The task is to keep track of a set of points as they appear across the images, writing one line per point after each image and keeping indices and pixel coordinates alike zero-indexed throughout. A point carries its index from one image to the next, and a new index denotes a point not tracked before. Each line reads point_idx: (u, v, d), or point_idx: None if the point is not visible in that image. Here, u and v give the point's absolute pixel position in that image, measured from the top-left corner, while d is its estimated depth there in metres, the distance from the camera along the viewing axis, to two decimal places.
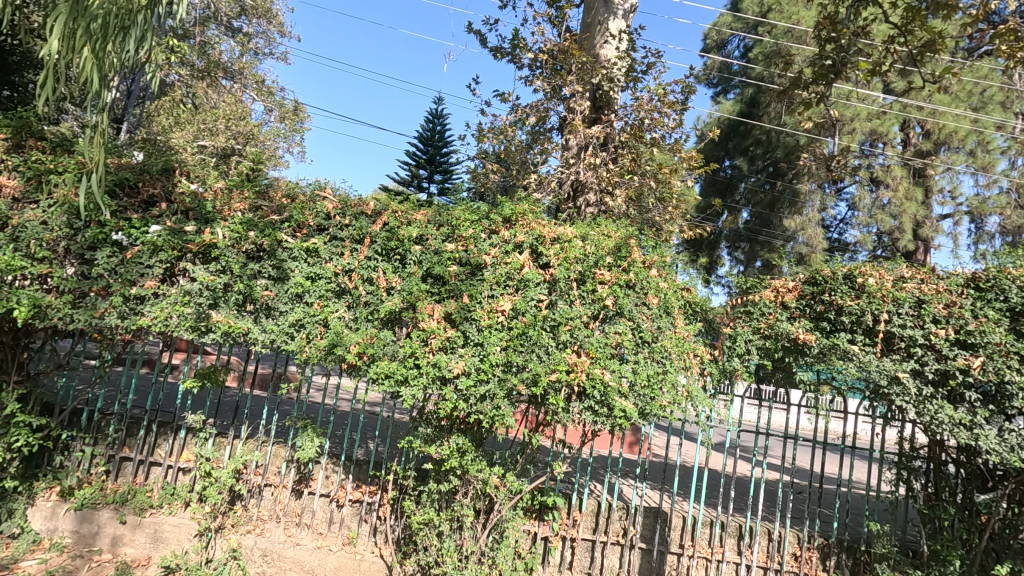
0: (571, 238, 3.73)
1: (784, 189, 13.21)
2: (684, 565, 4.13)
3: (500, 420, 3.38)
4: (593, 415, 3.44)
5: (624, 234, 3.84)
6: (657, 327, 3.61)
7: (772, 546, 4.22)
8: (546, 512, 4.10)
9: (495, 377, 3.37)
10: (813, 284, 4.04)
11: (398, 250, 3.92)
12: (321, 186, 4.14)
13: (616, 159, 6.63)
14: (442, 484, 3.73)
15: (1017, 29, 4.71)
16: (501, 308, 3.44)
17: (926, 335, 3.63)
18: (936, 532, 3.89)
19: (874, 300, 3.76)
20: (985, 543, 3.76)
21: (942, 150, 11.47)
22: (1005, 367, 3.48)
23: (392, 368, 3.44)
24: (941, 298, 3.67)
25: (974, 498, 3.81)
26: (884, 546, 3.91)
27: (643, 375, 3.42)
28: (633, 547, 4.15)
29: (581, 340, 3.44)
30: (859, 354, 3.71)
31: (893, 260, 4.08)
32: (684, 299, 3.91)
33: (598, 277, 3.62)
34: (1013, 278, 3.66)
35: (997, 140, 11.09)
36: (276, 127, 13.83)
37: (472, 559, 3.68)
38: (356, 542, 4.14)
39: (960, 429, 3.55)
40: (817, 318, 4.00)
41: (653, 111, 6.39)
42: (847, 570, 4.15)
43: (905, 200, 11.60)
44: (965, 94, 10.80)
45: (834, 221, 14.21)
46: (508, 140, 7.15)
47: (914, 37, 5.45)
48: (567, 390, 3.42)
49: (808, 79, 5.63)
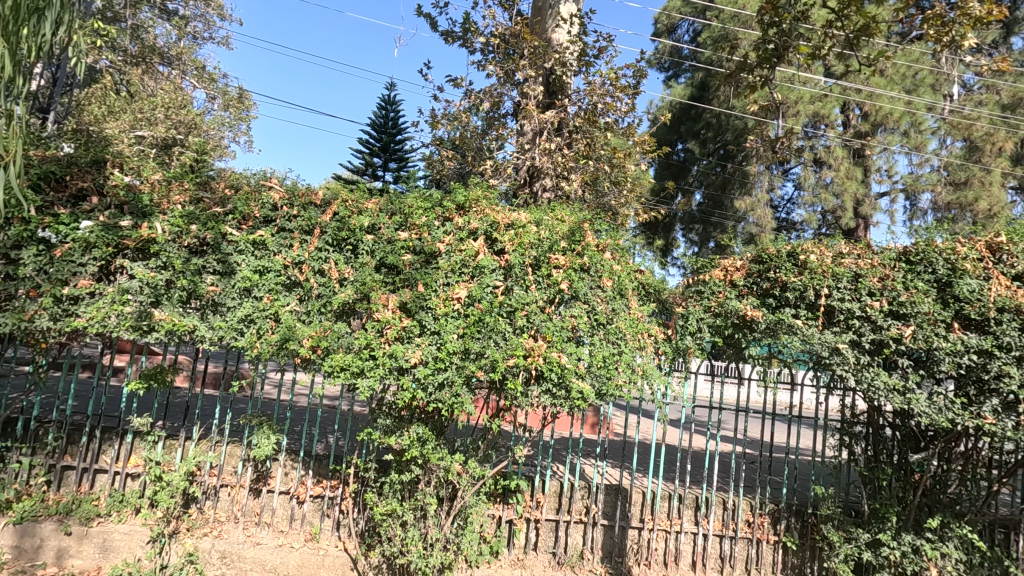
0: (525, 224, 3.75)
1: (735, 170, 13.66)
2: (644, 538, 4.30)
3: (459, 406, 3.38)
4: (552, 398, 3.48)
5: (577, 218, 3.88)
6: (612, 309, 3.67)
7: (727, 515, 4.38)
8: (510, 495, 4.16)
9: (454, 365, 3.37)
10: (759, 263, 4.21)
11: (350, 240, 3.83)
12: (267, 177, 4.00)
13: (570, 144, 6.70)
14: (404, 474, 3.73)
15: (943, 15, 4.93)
16: (456, 295, 3.40)
17: (863, 307, 3.81)
18: (875, 492, 4.12)
19: (816, 276, 3.93)
20: (918, 500, 4.01)
21: (879, 132, 12.15)
22: (934, 334, 3.66)
23: (348, 360, 3.39)
24: (876, 272, 3.86)
25: (909, 459, 4.06)
26: (828, 508, 4.15)
27: (599, 357, 3.48)
28: (596, 524, 4.27)
29: (538, 324, 3.45)
30: (803, 328, 3.85)
31: (833, 237, 4.26)
32: (637, 281, 4.00)
33: (553, 262, 3.63)
34: (940, 251, 3.87)
35: (928, 122, 11.75)
36: (220, 116, 13.25)
37: (437, 546, 3.72)
38: (318, 537, 4.10)
39: (893, 394, 3.73)
40: (763, 295, 4.16)
41: (605, 96, 6.49)
42: (796, 533, 4.38)
43: (846, 180, 11.98)
44: (900, 78, 11.63)
45: (781, 201, 14.75)
46: (463, 126, 7.08)
47: (851, 22, 5.64)
48: (525, 374, 3.43)
49: (753, 63, 5.75)
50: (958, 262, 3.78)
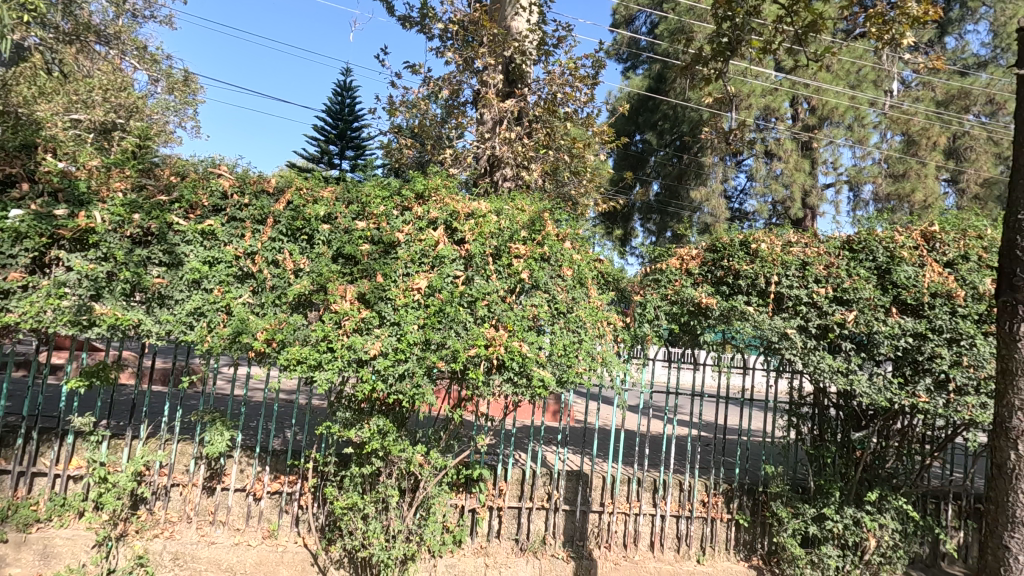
0: (485, 213, 3.74)
1: (691, 162, 13.95)
2: (604, 521, 4.40)
3: (420, 397, 3.36)
4: (513, 386, 3.49)
5: (537, 208, 3.90)
6: (572, 298, 3.71)
7: (683, 496, 4.53)
8: (472, 485, 4.18)
9: (414, 356, 3.34)
10: (713, 252, 4.34)
11: (305, 230, 3.72)
12: (216, 164, 3.83)
13: (530, 134, 6.70)
14: (365, 467, 3.69)
15: (884, 13, 5.15)
16: (416, 286, 3.38)
17: (810, 294, 3.98)
18: (820, 469, 4.34)
19: (766, 264, 4.07)
20: (859, 475, 4.24)
21: (825, 125, 12.40)
22: (873, 319, 3.85)
23: (305, 353, 3.30)
24: (821, 260, 4.04)
25: (851, 437, 4.29)
26: (778, 486, 4.35)
27: (560, 345, 3.52)
28: (558, 510, 4.34)
29: (498, 314, 3.45)
30: (754, 314, 3.99)
31: (782, 226, 4.42)
32: (596, 271, 4.05)
33: (513, 252, 3.63)
34: (880, 240, 4.08)
35: (870, 117, 12.31)
36: (164, 99, 12.59)
37: (399, 538, 3.71)
38: (277, 534, 4.01)
39: (838, 376, 3.90)
40: (717, 283, 4.29)
41: (565, 86, 6.52)
42: (748, 511, 4.57)
43: (795, 172, 12.44)
44: (844, 73, 12.13)
45: (734, 191, 15.19)
46: (422, 114, 6.96)
47: (800, 18, 5.82)
48: (487, 363, 3.43)
49: (707, 56, 5.87)
50: (896, 250, 3.99)
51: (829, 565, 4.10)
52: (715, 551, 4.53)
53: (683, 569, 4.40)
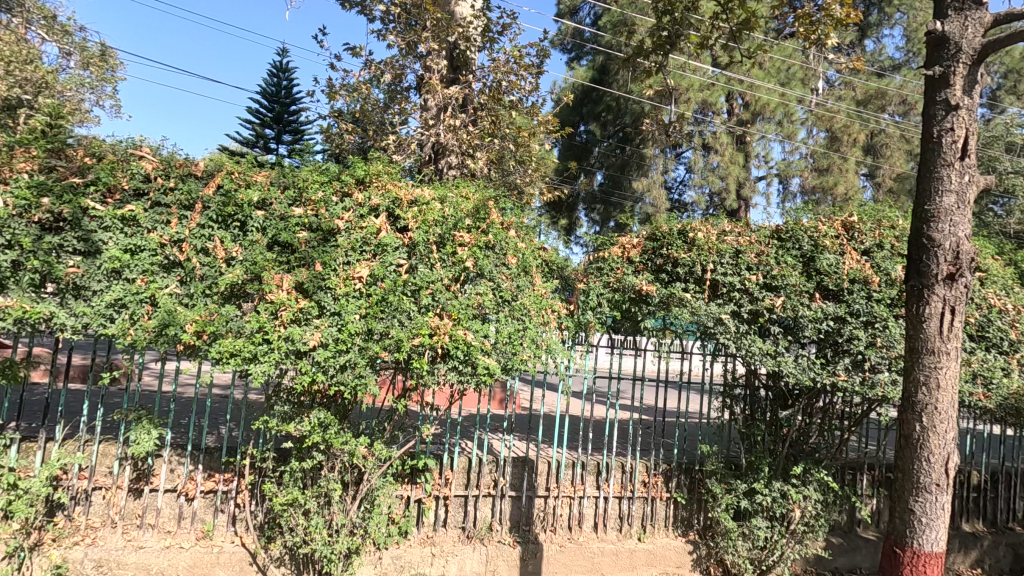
0: (429, 201, 3.69)
1: (632, 153, 14.34)
2: (549, 505, 4.48)
3: (363, 388, 3.29)
4: (458, 375, 3.47)
5: (482, 196, 3.88)
6: (516, 286, 3.73)
7: (625, 477, 4.67)
8: (418, 475, 4.14)
9: (356, 346, 3.26)
10: (653, 241, 4.49)
11: (237, 217, 3.53)
12: (136, 144, 3.57)
13: (475, 122, 6.65)
14: (305, 461, 3.58)
15: (811, 14, 5.43)
16: (357, 275, 3.29)
17: (742, 281, 4.17)
18: (751, 446, 4.58)
19: (703, 252, 4.23)
20: (786, 450, 4.51)
21: (759, 121, 13.11)
22: (799, 304, 4.08)
23: (239, 346, 3.15)
24: (752, 249, 4.26)
25: (779, 415, 4.55)
26: (712, 464, 4.57)
27: (505, 333, 3.53)
28: (504, 496, 4.38)
29: (443, 303, 3.41)
30: (691, 301, 4.14)
31: (718, 217, 4.61)
32: (541, 259, 4.08)
33: (458, 240, 3.61)
34: (805, 230, 4.34)
35: (798, 113, 12.99)
36: (77, 75, 11.61)
37: (343, 531, 3.65)
38: (211, 535, 3.84)
39: (767, 359, 4.11)
40: (657, 271, 4.43)
41: (510, 74, 6.50)
42: (685, 489, 4.78)
43: (730, 164, 12.96)
44: (774, 71, 12.82)
45: (675, 182, 15.60)
46: (364, 98, 6.76)
47: (734, 15, 6.05)
48: (431, 352, 3.40)
49: (648, 49, 6.00)
50: (820, 239, 4.25)
51: (759, 536, 4.36)
52: (655, 529, 4.71)
53: (625, 547, 4.56)
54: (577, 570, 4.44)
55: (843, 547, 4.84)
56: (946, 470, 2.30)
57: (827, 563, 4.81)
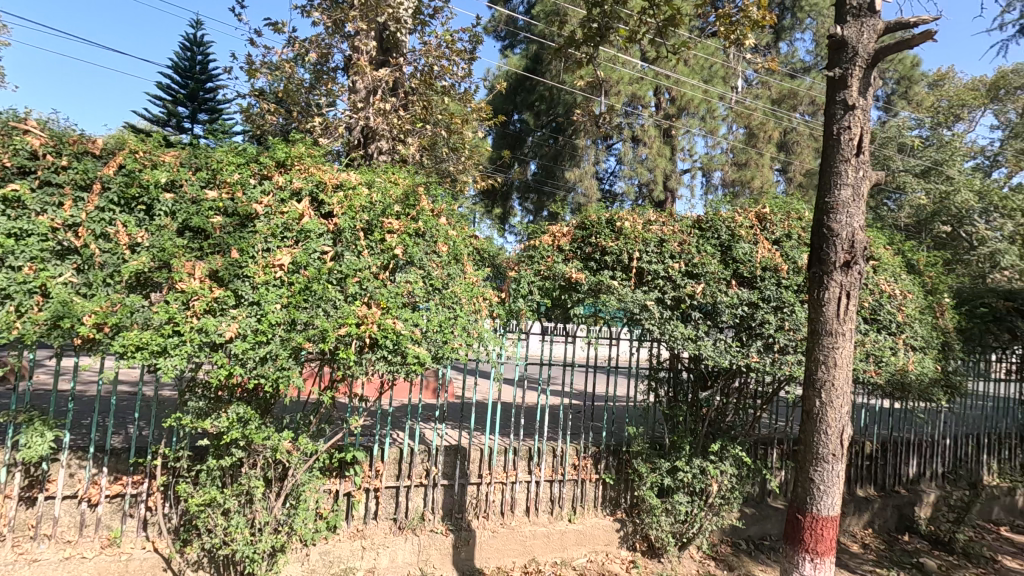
0: (356, 185, 3.56)
1: (565, 144, 14.49)
2: (482, 492, 4.51)
3: (286, 380, 3.16)
4: (388, 364, 3.39)
5: (411, 182, 3.81)
6: (447, 274, 3.69)
7: (556, 461, 4.78)
8: (347, 468, 4.04)
9: (278, 337, 3.12)
10: (582, 230, 4.61)
11: (142, 199, 3.26)
12: (19, 118, 3.21)
13: (406, 106, 6.50)
14: (224, 459, 3.40)
15: (730, 15, 5.69)
16: (278, 262, 3.14)
17: (666, 269, 4.34)
18: (674, 426, 4.81)
19: (629, 241, 4.38)
20: (705, 429, 4.78)
21: (683, 115, 13.56)
22: (718, 290, 4.30)
23: (145, 339, 2.93)
24: (675, 238, 4.44)
25: (699, 396, 4.80)
26: (638, 445, 4.77)
27: (435, 322, 3.48)
28: (436, 485, 4.36)
29: (371, 291, 3.32)
30: (619, 288, 4.27)
31: (644, 207, 4.77)
32: (472, 247, 4.06)
33: (385, 227, 3.51)
34: (723, 220, 4.57)
35: (720, 110, 13.65)
36: None
37: (266, 530, 3.51)
38: (118, 542, 3.57)
39: (689, 343, 4.30)
40: (586, 259, 4.54)
41: (441, 58, 6.40)
42: (613, 470, 4.96)
43: (658, 157, 13.43)
44: (698, 68, 13.39)
45: (606, 173, 16.02)
46: (287, 78, 6.44)
47: (660, 12, 6.26)
48: (358, 342, 3.30)
49: (579, 40, 6.08)
50: (736, 229, 4.49)
51: (680, 511, 4.62)
52: (584, 510, 4.87)
53: (556, 529, 4.68)
54: (509, 554, 4.52)
55: (756, 517, 5.24)
56: (841, 441, 2.51)
57: (741, 533, 5.19)
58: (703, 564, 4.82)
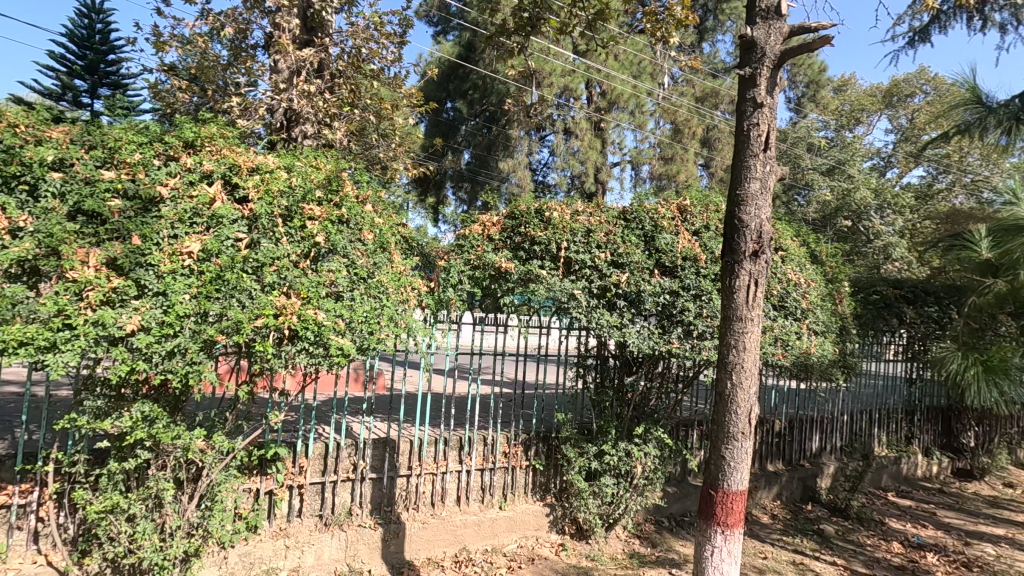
0: (273, 169, 3.39)
1: (498, 134, 14.48)
2: (412, 483, 4.46)
3: (197, 375, 2.97)
4: (309, 357, 3.25)
5: (334, 167, 3.68)
6: (373, 263, 3.59)
7: (487, 450, 4.80)
8: (268, 466, 3.86)
9: (187, 330, 2.92)
10: (512, 220, 4.64)
11: (25, 179, 2.94)
12: None
13: (332, 89, 6.27)
14: (127, 461, 3.16)
15: (656, 12, 5.87)
16: (186, 250, 2.93)
17: (593, 258, 4.44)
18: (601, 411, 4.97)
19: (557, 231, 4.45)
20: (630, 413, 4.97)
21: (613, 109, 13.95)
22: (641, 279, 4.45)
23: (30, 333, 2.66)
24: (602, 228, 4.54)
25: (625, 382, 4.98)
26: (567, 431, 4.88)
27: (360, 312, 3.36)
28: (364, 479, 4.27)
29: (290, 281, 3.17)
30: (547, 277, 4.33)
31: (572, 198, 4.84)
32: (399, 235, 3.98)
33: (306, 213, 3.36)
34: (646, 212, 4.73)
35: (648, 106, 14.12)
36: None
37: (177, 534, 3.30)
38: (4, 557, 3.24)
39: (614, 330, 4.43)
40: (515, 248, 4.59)
41: (370, 41, 6.18)
42: (543, 456, 5.05)
43: (589, 149, 13.69)
44: (627, 63, 13.75)
45: (539, 165, 16.19)
46: (201, 53, 6.02)
47: (589, 5, 6.36)
48: (277, 334, 3.15)
49: (510, 28, 6.06)
50: (659, 220, 4.66)
51: (606, 492, 4.79)
52: (515, 496, 4.93)
53: (487, 517, 4.71)
54: (440, 545, 4.51)
55: (676, 495, 5.52)
56: (750, 419, 2.67)
57: (663, 510, 5.46)
58: (628, 542, 5.03)
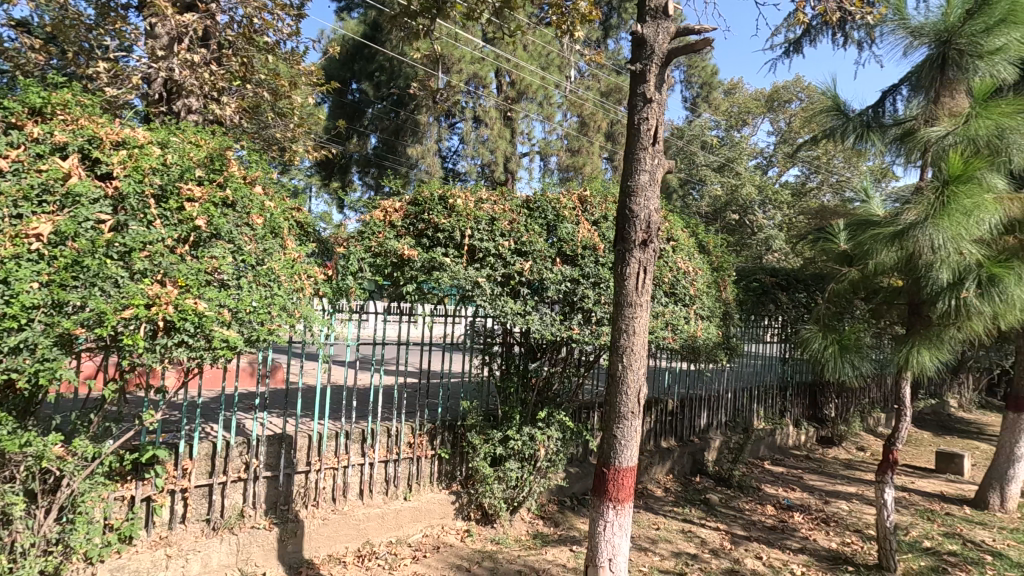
0: (144, 144, 3.09)
1: (407, 119, 14.11)
2: (311, 480, 4.28)
3: (51, 374, 2.63)
4: (188, 351, 2.98)
5: (217, 144, 3.41)
6: (262, 250, 3.35)
7: (391, 441, 4.70)
8: (145, 470, 3.53)
9: (36, 323, 2.58)
10: (415, 206, 4.56)
11: None
12: None
13: (220, 60, 5.80)
14: None
15: (562, 5, 5.97)
16: (34, 232, 2.57)
17: (496, 246, 4.46)
18: (506, 398, 5.05)
19: (461, 219, 4.43)
20: (533, 399, 5.10)
21: (523, 100, 14.14)
22: (544, 267, 4.53)
23: None
24: (506, 217, 4.57)
25: (528, 368, 5.09)
26: (472, 418, 4.92)
27: (248, 302, 3.12)
28: (257, 478, 4.03)
29: (166, 267, 2.88)
30: (451, 265, 4.30)
31: (477, 185, 4.83)
32: (293, 220, 3.78)
33: (184, 193, 3.08)
34: (549, 202, 4.82)
35: (556, 98, 14.45)
36: None
37: (31, 553, 2.93)
38: None
39: (518, 318, 4.50)
40: (419, 236, 4.52)
41: (263, 11, 5.73)
42: (449, 444, 5.05)
43: (499, 139, 13.74)
44: (536, 55, 13.91)
45: (448, 152, 16.04)
46: (60, 10, 5.31)
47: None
48: (150, 326, 2.86)
49: (415, 9, 5.89)
50: (560, 210, 4.77)
51: (511, 477, 4.88)
52: (420, 486, 4.89)
53: (391, 508, 4.63)
54: (342, 540, 4.38)
55: (578, 475, 5.75)
56: (638, 400, 2.82)
57: (566, 491, 5.67)
58: (532, 524, 5.17)
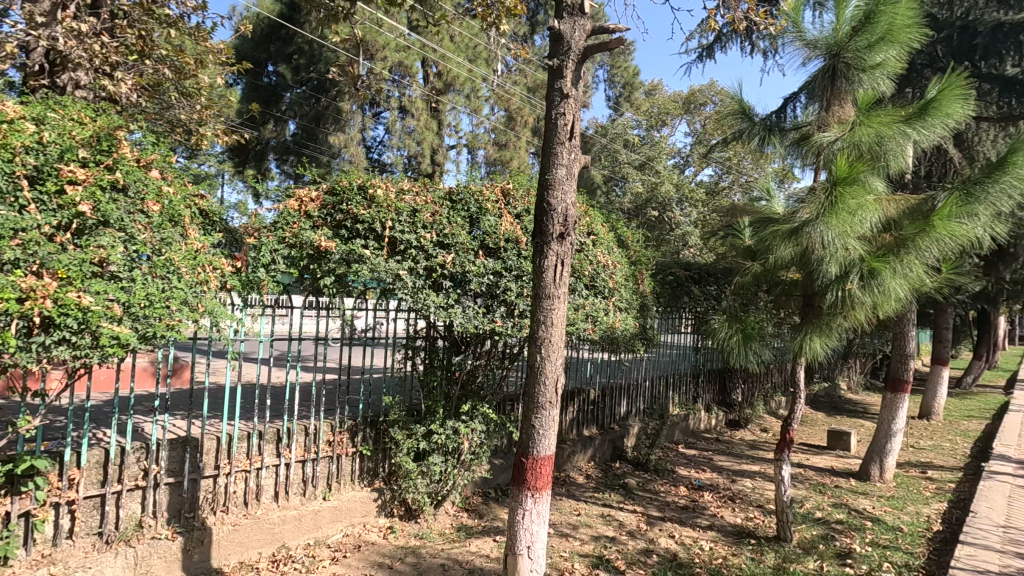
0: (16, 119, 2.77)
1: (328, 105, 13.59)
2: (220, 484, 4.03)
3: None
4: (72, 349, 2.72)
5: (106, 123, 3.11)
6: (160, 239, 3.08)
7: (309, 440, 4.52)
8: (23, 483, 3.19)
9: None
10: (333, 196, 4.39)
11: None
12: None
13: (113, 32, 5.32)
14: None
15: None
16: None
17: (418, 238, 4.39)
18: (430, 392, 5.00)
19: (381, 210, 4.33)
20: (457, 392, 5.08)
21: (449, 92, 13.99)
22: (466, 260, 4.51)
23: None
24: (428, 208, 4.51)
25: (452, 361, 5.06)
26: (395, 413, 4.83)
27: (142, 295, 2.87)
28: (158, 485, 3.75)
29: (42, 257, 2.59)
30: (371, 257, 4.19)
31: (398, 176, 4.71)
32: (196, 207, 3.52)
33: (64, 175, 2.79)
34: (472, 194, 4.79)
35: (483, 91, 14.43)
36: None
37: None
38: None
39: (440, 310, 4.46)
40: (337, 227, 4.36)
41: None
42: (371, 441, 4.93)
43: (425, 130, 13.52)
44: (463, 47, 13.77)
45: (373, 142, 15.61)
46: None
47: None
48: (24, 322, 2.58)
49: None
50: (483, 203, 4.76)
51: (434, 471, 4.84)
52: (340, 485, 4.74)
53: (309, 509, 4.47)
54: (255, 546, 4.17)
55: (503, 466, 5.80)
56: (556, 389, 2.88)
57: (491, 482, 5.71)
58: (456, 516, 5.16)
